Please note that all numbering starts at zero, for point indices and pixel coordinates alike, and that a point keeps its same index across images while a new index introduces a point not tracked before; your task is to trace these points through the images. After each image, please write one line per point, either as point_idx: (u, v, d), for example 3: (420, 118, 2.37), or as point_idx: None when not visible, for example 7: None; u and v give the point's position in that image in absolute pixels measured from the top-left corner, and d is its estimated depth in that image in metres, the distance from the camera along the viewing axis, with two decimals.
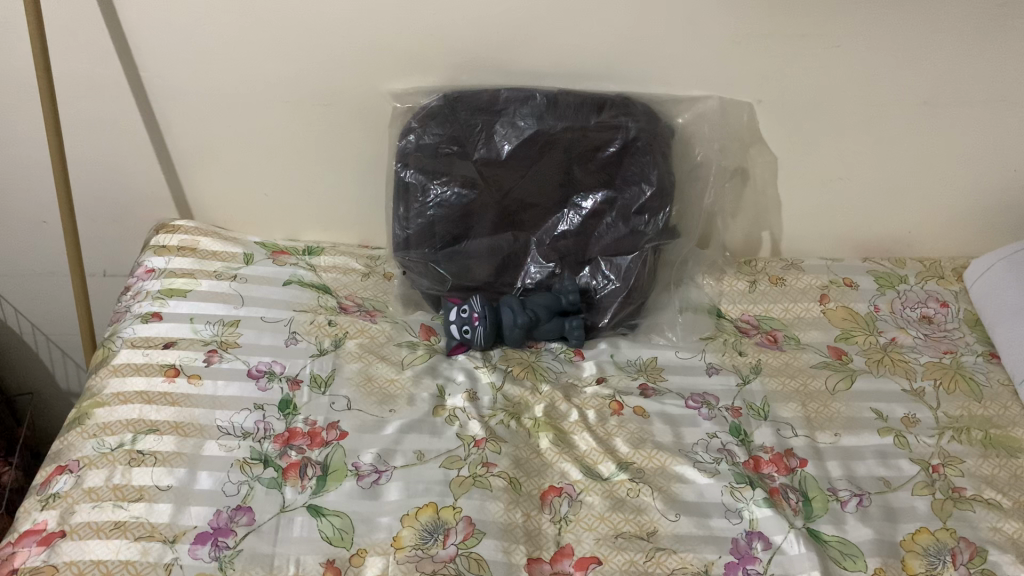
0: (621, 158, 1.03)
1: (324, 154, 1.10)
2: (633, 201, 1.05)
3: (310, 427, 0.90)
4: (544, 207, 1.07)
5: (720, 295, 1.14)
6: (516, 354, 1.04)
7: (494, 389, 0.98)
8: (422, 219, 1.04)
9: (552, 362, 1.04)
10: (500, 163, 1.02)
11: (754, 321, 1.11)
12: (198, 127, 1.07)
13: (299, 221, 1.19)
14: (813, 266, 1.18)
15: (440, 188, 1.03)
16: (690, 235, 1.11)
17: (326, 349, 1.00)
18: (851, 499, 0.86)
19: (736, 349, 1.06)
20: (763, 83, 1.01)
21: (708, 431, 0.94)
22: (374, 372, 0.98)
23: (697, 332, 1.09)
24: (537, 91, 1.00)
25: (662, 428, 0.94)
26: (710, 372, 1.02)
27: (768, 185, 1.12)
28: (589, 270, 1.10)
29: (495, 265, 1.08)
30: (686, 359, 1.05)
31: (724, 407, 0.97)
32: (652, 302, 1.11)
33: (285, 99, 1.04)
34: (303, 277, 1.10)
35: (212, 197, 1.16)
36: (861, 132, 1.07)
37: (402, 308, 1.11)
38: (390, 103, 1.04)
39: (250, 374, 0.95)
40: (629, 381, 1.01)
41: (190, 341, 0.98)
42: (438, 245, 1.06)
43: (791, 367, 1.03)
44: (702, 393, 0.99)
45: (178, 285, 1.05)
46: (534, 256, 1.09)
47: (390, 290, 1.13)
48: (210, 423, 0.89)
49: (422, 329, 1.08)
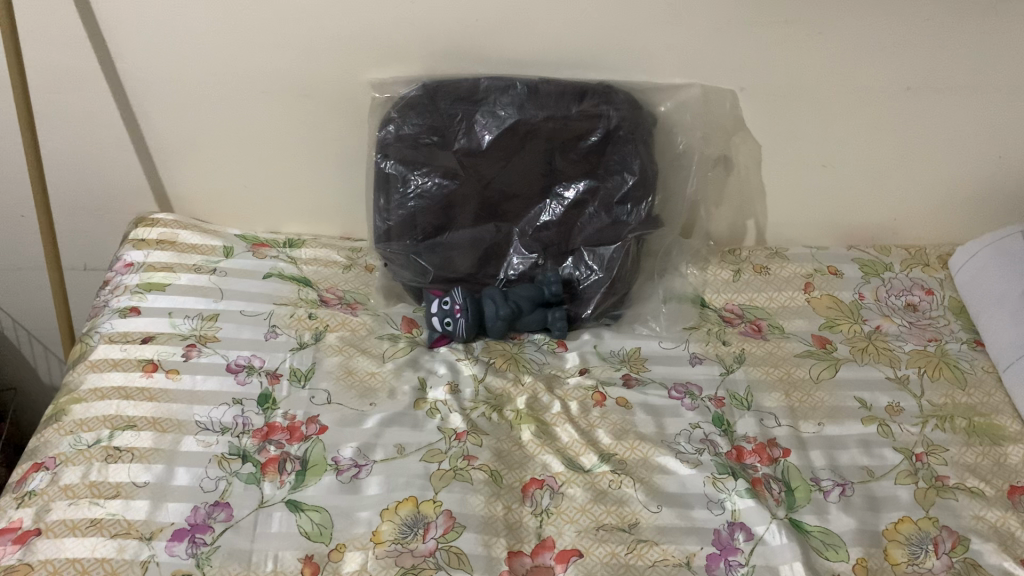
0: (603, 148, 1.02)
1: (304, 147, 1.09)
2: (616, 190, 1.03)
3: (290, 422, 0.89)
4: (527, 197, 1.05)
5: (705, 284, 1.12)
6: (498, 345, 1.02)
7: (476, 380, 0.96)
8: (402, 210, 1.03)
9: (535, 353, 1.02)
10: (481, 153, 1.01)
11: (738, 310, 1.09)
12: (176, 120, 1.06)
13: (279, 213, 1.18)
14: (798, 253, 1.15)
15: (420, 179, 1.02)
16: (673, 226, 1.09)
17: (306, 342, 0.98)
18: (834, 489, 0.86)
19: (720, 339, 1.04)
20: (746, 70, 1.00)
21: (691, 421, 0.93)
22: (355, 364, 0.96)
23: (683, 322, 1.07)
24: (517, 80, 0.99)
25: (644, 418, 0.93)
26: (693, 362, 1.01)
27: (753, 173, 1.11)
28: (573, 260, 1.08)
29: (477, 256, 1.07)
30: (670, 349, 1.03)
31: (708, 397, 0.96)
32: (637, 293, 1.09)
33: (264, 90, 1.03)
34: (284, 270, 1.08)
35: (192, 189, 1.14)
36: (846, 119, 1.06)
37: (384, 300, 1.08)
38: (369, 92, 1.03)
39: (229, 368, 0.94)
40: (613, 372, 1.00)
41: (169, 336, 0.97)
42: (420, 237, 1.05)
43: (776, 358, 1.02)
44: (685, 383, 0.98)
45: (157, 279, 1.04)
46: (516, 247, 1.07)
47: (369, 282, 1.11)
48: (188, 418, 0.88)
49: (404, 321, 1.05)
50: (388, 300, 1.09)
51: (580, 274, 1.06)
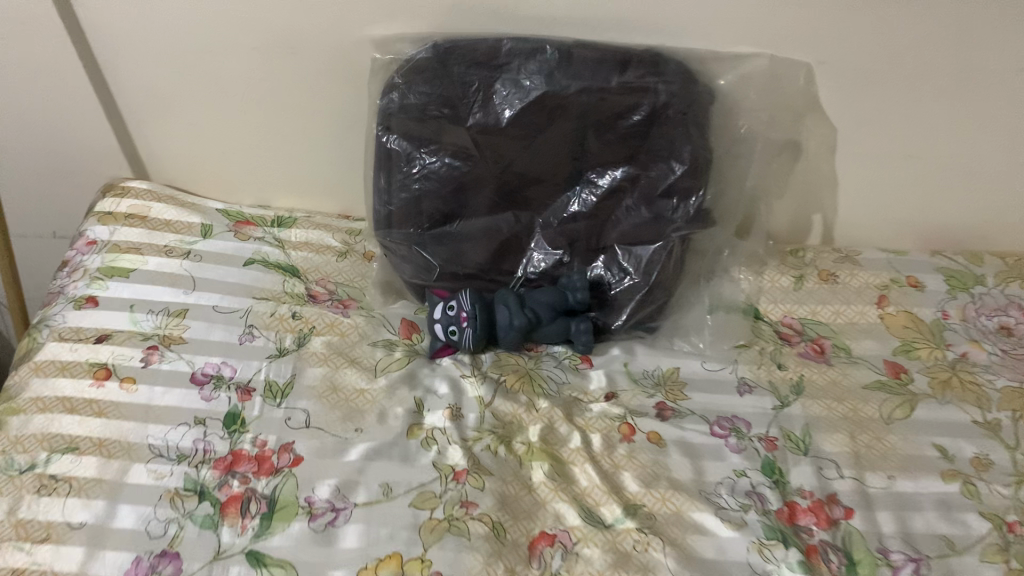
0: (647, 129, 0.84)
1: (294, 112, 0.94)
2: (659, 181, 0.86)
3: (259, 451, 0.75)
4: (554, 183, 0.88)
5: (760, 292, 0.95)
6: (510, 360, 0.87)
7: (482, 405, 0.82)
8: (405, 192, 0.87)
9: (553, 370, 0.87)
10: (500, 131, 0.84)
11: (798, 325, 0.92)
12: (145, 75, 0.90)
13: (269, 185, 1.03)
14: (872, 259, 0.97)
15: (428, 157, 0.86)
16: (727, 224, 0.92)
17: (286, 349, 0.84)
18: (906, 565, 0.71)
19: (774, 361, 0.88)
20: (827, 39, 0.82)
21: (735, 468, 0.78)
22: (341, 377, 0.82)
23: (732, 338, 0.90)
24: (547, 43, 0.81)
25: (678, 460, 0.79)
26: (741, 391, 0.86)
27: (823, 161, 0.94)
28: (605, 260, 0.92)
29: (492, 249, 0.91)
30: (714, 371, 0.88)
31: (757, 437, 0.81)
32: (679, 301, 0.92)
33: (248, 44, 0.86)
34: (268, 256, 0.93)
35: (169, 154, 0.99)
36: (943, 102, 0.87)
37: (382, 299, 0.93)
38: (370, 52, 0.86)
39: (194, 379, 0.80)
40: (644, 399, 0.85)
41: (128, 335, 0.83)
42: (425, 225, 0.89)
43: (840, 391, 0.86)
44: (731, 417, 0.83)
45: (122, 263, 0.90)
46: (539, 241, 0.91)
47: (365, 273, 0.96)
48: (141, 441, 0.75)
49: (402, 325, 0.90)
50: (386, 298, 0.93)
51: (613, 281, 0.90)
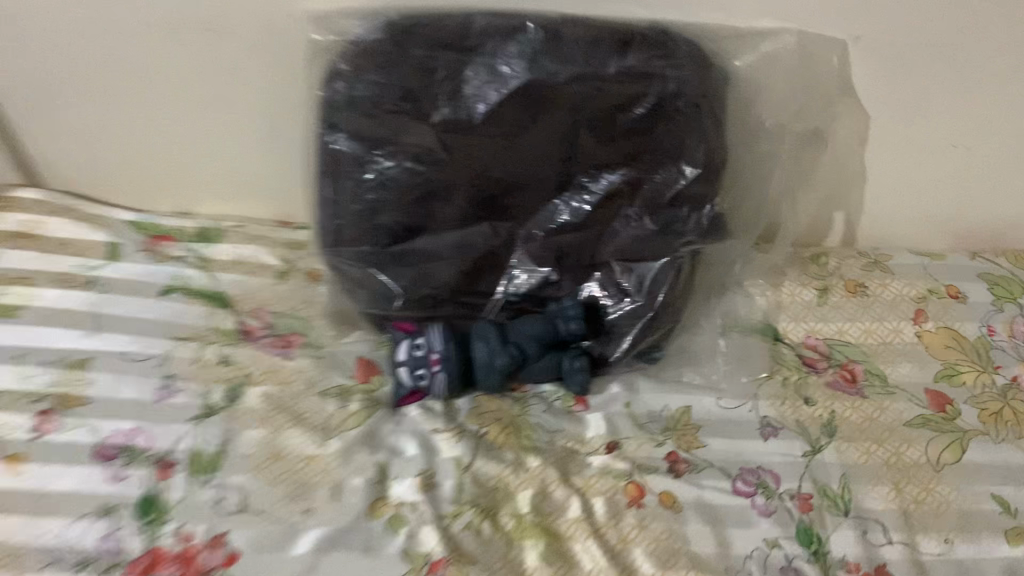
0: (653, 125, 0.68)
1: (215, 103, 0.76)
2: (667, 187, 0.70)
3: (184, 547, 0.59)
4: (538, 189, 0.72)
5: (778, 309, 0.81)
6: (491, 407, 0.73)
7: (460, 469, 0.67)
8: (356, 205, 0.71)
9: (543, 417, 0.73)
10: (473, 129, 0.68)
11: (824, 348, 0.79)
12: (26, 56, 0.72)
13: (192, 190, 0.85)
14: (906, 264, 0.83)
15: (383, 161, 0.69)
16: (745, 233, 0.77)
17: (215, 406, 0.68)
18: None
19: (800, 395, 0.76)
20: (870, 10, 0.67)
21: (766, 536, 0.66)
22: (284, 442, 0.67)
23: (750, 367, 0.77)
24: (528, 20, 0.66)
25: (698, 529, 0.66)
26: (765, 436, 0.72)
27: (851, 153, 0.79)
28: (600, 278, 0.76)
29: (464, 267, 0.74)
30: (731, 409, 0.74)
31: (788, 494, 0.68)
32: (687, 323, 0.78)
33: (151, 20, 0.69)
34: (190, 280, 0.78)
35: (66, 155, 0.82)
36: (996, 81, 0.73)
37: (333, 331, 0.77)
38: (307, 31, 0.69)
39: (98, 454, 0.64)
40: (653, 449, 0.71)
41: (13, 396, 0.66)
42: (383, 242, 0.73)
43: (879, 432, 0.73)
44: (755, 468, 0.70)
45: (7, 299, 0.73)
46: (520, 257, 0.75)
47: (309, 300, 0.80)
48: (30, 544, 0.58)
49: (360, 364, 0.75)
50: (337, 330, 0.78)
51: (612, 304, 0.74)
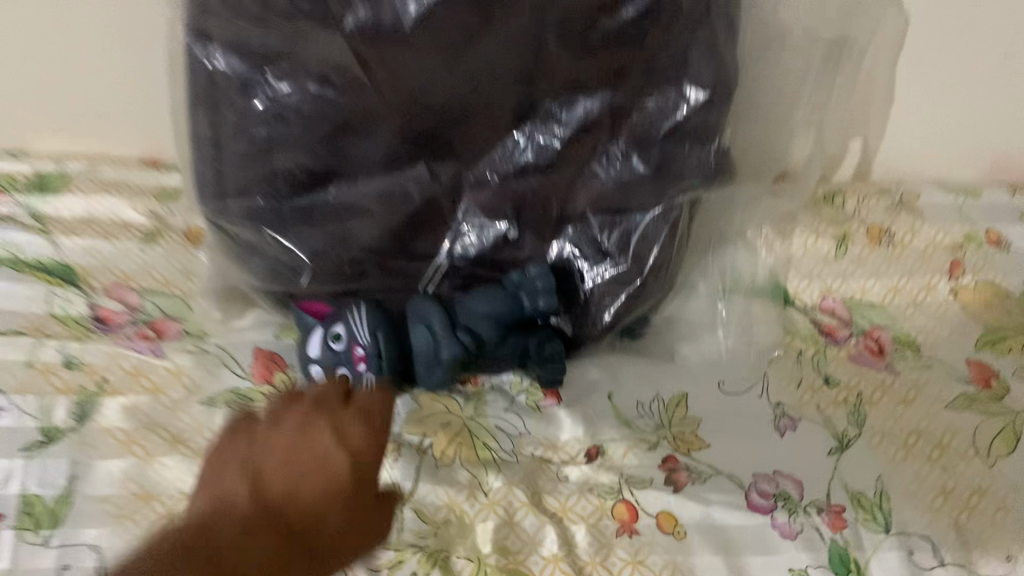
0: (643, 31, 0.50)
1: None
2: (661, 116, 0.53)
3: None
4: (491, 121, 0.54)
5: (787, 264, 0.66)
6: (438, 407, 0.57)
7: (399, 502, 0.51)
8: (245, 142, 0.52)
9: (504, 418, 0.58)
10: (400, 38, 0.49)
11: (845, 312, 0.64)
12: None
13: (29, 123, 0.65)
14: (935, 204, 0.70)
15: (275, 82, 0.50)
16: (756, 175, 0.59)
17: (57, 432, 0.50)
18: None
19: (821, 374, 0.61)
20: None
21: (793, 568, 0.52)
22: (153, 476, 0.49)
23: (757, 341, 0.62)
24: None
25: (709, 562, 0.52)
26: (781, 429, 0.58)
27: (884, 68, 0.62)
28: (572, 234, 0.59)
29: (395, 224, 0.57)
30: (738, 394, 0.60)
31: (815, 508, 0.54)
32: (679, 288, 0.62)
33: None
34: (26, 250, 0.60)
35: None
36: None
37: (221, 312, 0.60)
38: None
39: None
40: (645, 455, 0.56)
41: None
42: (284, 192, 0.54)
43: (915, 419, 0.59)
44: (773, 475, 0.56)
45: None
46: (468, 209, 0.58)
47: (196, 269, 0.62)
48: None
49: (258, 362, 0.57)
50: (226, 312, 0.60)
51: (586, 267, 0.59)
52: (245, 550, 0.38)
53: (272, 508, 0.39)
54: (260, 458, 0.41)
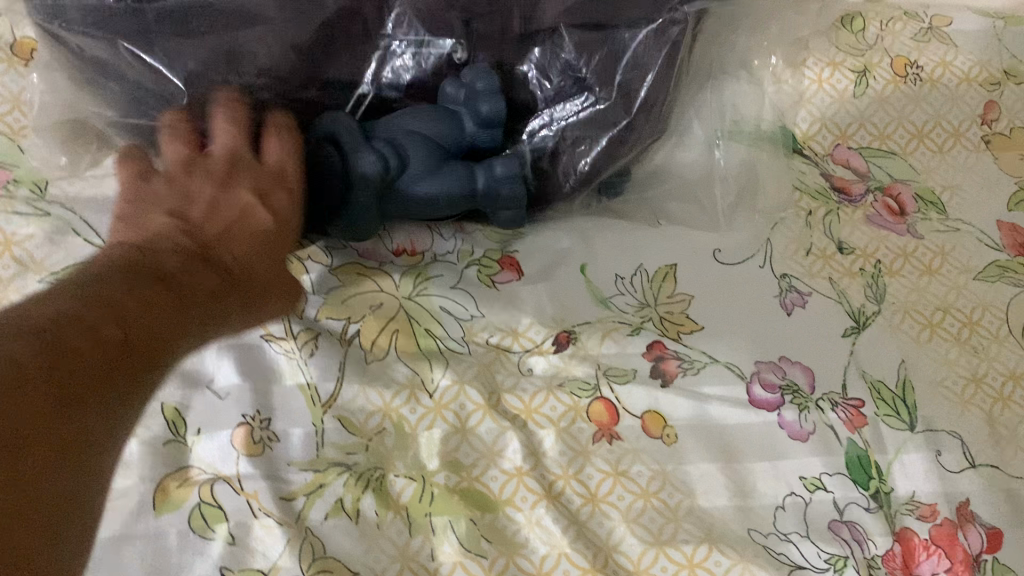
0: None
1: None
2: None
3: None
4: None
5: (797, 103, 0.55)
6: (369, 284, 0.45)
7: (319, 412, 0.40)
8: None
9: (452, 297, 0.46)
10: None
11: (861, 165, 0.53)
12: None
13: None
14: (969, 31, 0.57)
15: None
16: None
17: None
18: None
19: (832, 238, 0.51)
20: None
21: (803, 474, 0.43)
22: None
23: (762, 201, 0.51)
24: None
25: (704, 471, 0.42)
26: (789, 309, 0.48)
27: None
28: (541, 56, 0.46)
29: (306, 35, 0.43)
30: (736, 263, 0.49)
31: (830, 400, 0.45)
32: (672, 127, 0.49)
33: None
34: None
35: None
36: None
37: (68, 160, 0.45)
38: None
39: None
40: (627, 339, 0.45)
41: None
42: None
43: (942, 292, 0.49)
44: (779, 362, 0.45)
45: None
46: (405, 17, 0.44)
47: (25, 99, 0.46)
48: None
49: None
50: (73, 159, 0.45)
51: (552, 102, 0.47)
52: (129, 335, 0.32)
53: (184, 299, 0.36)
54: (182, 244, 0.38)
